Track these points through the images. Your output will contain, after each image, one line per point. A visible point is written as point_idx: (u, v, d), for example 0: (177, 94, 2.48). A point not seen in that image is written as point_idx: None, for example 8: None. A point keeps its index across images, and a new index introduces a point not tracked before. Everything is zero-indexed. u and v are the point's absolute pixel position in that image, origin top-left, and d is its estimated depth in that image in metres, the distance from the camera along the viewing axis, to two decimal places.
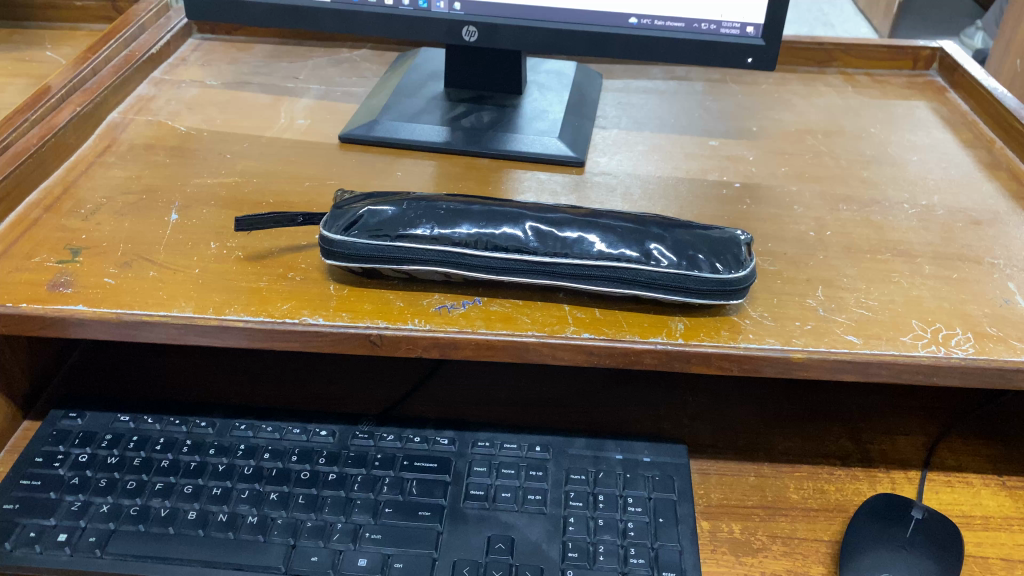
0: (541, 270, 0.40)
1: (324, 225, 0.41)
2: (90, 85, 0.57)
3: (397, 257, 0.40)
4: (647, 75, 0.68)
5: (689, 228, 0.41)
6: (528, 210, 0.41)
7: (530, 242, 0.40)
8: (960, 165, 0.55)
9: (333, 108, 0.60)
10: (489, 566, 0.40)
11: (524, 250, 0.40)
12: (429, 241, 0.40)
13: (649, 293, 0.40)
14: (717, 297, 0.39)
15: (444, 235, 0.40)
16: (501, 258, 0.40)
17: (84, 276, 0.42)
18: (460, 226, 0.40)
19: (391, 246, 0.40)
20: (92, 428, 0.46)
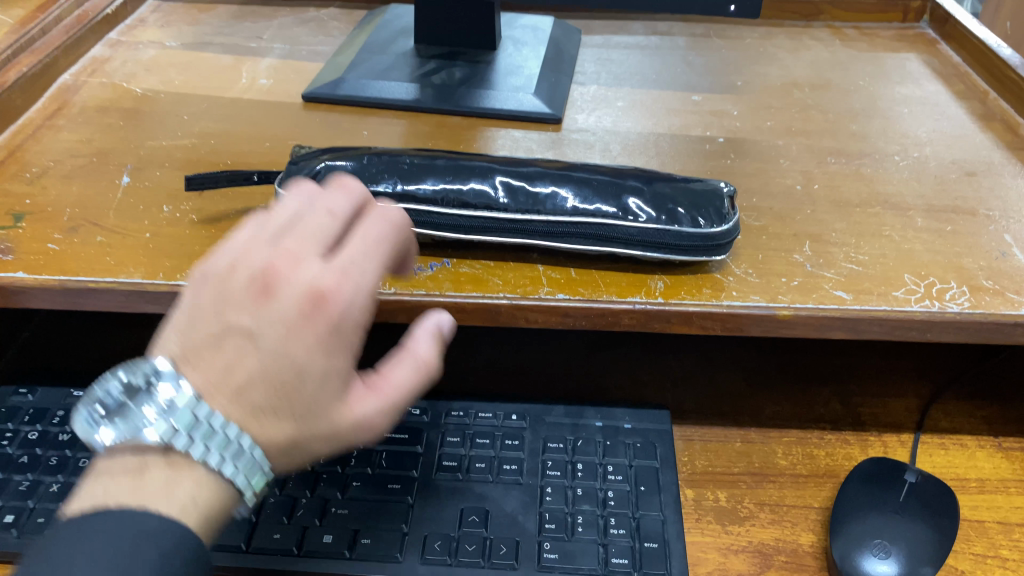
0: (513, 228, 0.37)
1: (281, 184, 0.39)
2: (39, 46, 0.54)
3: None
4: (627, 31, 0.65)
5: (670, 182, 0.39)
6: (498, 165, 0.39)
7: (500, 198, 0.37)
8: (953, 116, 0.53)
9: (299, 67, 0.58)
10: (462, 540, 0.38)
11: (494, 207, 0.37)
12: (393, 198, 0.37)
13: (626, 251, 0.37)
14: (700, 255, 0.37)
15: (408, 191, 0.38)
16: (470, 216, 0.37)
17: (27, 241, 0.40)
18: (426, 182, 0.38)
19: None
20: (44, 404, 0.43)
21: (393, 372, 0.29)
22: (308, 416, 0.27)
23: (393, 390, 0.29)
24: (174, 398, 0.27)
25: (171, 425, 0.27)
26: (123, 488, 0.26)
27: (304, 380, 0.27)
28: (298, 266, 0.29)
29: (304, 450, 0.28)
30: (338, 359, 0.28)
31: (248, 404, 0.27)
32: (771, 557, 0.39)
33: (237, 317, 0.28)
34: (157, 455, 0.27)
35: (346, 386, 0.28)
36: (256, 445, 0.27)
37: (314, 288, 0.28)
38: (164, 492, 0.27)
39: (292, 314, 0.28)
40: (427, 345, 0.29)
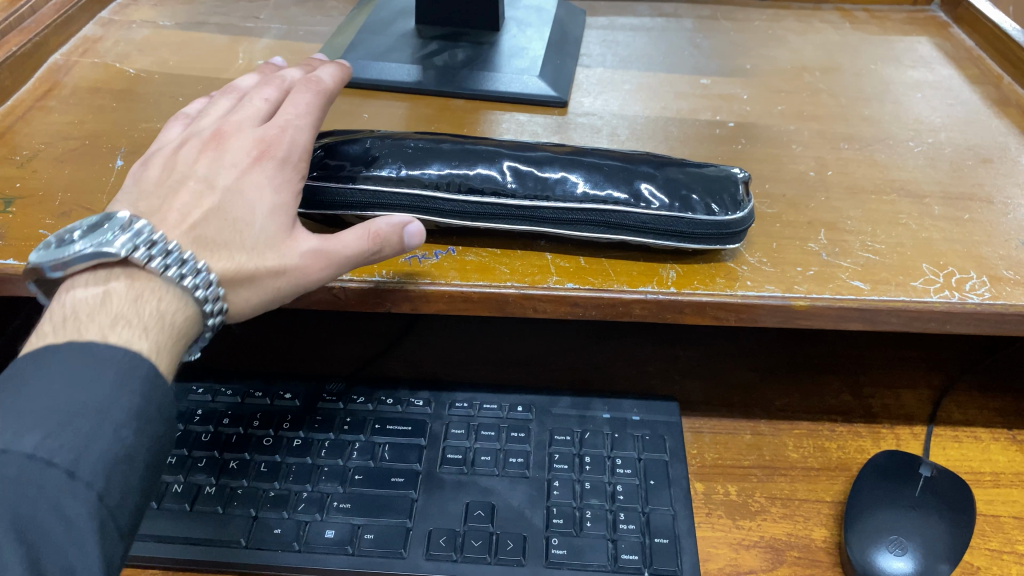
0: (521, 215, 0.36)
1: None
2: (29, 24, 0.52)
3: (361, 203, 0.36)
4: (633, 12, 0.63)
5: (685, 168, 0.37)
6: (505, 149, 0.38)
7: (508, 184, 0.36)
8: (967, 102, 0.51)
9: (296, 48, 0.56)
10: (468, 536, 0.37)
11: (501, 193, 0.36)
12: (399, 183, 0.36)
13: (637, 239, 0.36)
14: (713, 243, 0.36)
15: (413, 175, 0.36)
16: (477, 202, 0.36)
17: (17, 227, 0.38)
18: (432, 166, 0.37)
19: (353, 190, 0.36)
20: None
21: (347, 240, 0.33)
22: (257, 248, 0.32)
23: (337, 254, 0.33)
24: (131, 232, 0.30)
25: (132, 243, 0.30)
26: (90, 305, 0.29)
27: (257, 212, 0.33)
28: (241, 131, 0.36)
29: (256, 291, 0.33)
30: (284, 202, 0.34)
31: (202, 237, 0.32)
32: (783, 553, 0.38)
33: (188, 172, 0.34)
34: (118, 270, 0.30)
35: (289, 222, 0.34)
36: (213, 272, 0.31)
37: (267, 143, 0.35)
38: (130, 303, 0.30)
39: (243, 159, 0.34)
40: (384, 226, 0.33)
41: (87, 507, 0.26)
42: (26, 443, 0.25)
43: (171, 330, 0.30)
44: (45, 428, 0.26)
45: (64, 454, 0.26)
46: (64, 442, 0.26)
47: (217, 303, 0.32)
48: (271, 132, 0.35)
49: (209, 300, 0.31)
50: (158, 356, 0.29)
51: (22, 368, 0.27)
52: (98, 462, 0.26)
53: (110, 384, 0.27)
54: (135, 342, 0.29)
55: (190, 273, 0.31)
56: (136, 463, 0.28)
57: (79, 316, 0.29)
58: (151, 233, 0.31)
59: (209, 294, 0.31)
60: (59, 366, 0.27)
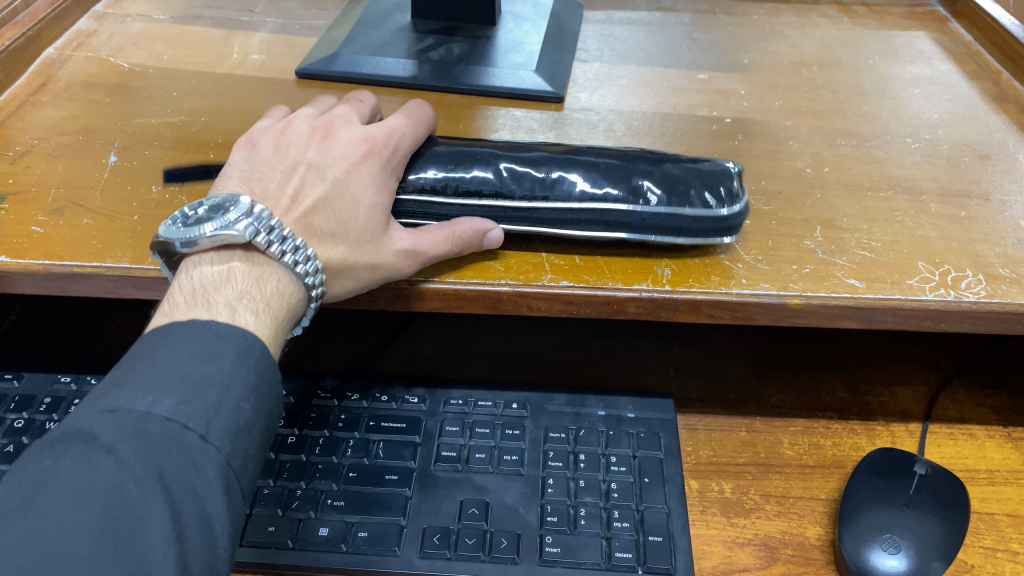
0: (521, 215, 0.36)
1: None
2: (22, 18, 0.52)
3: None
4: (630, 6, 0.63)
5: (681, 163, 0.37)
6: (500, 150, 0.37)
7: (505, 185, 0.36)
8: (965, 98, 0.51)
9: (292, 42, 0.56)
10: (462, 533, 0.37)
11: (500, 195, 0.36)
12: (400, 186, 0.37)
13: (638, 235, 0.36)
14: (714, 237, 0.36)
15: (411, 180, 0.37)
16: (478, 204, 0.36)
17: (9, 224, 0.38)
18: (428, 170, 0.37)
19: None
20: (30, 391, 0.42)
21: (434, 237, 0.35)
22: (359, 238, 0.34)
23: (426, 252, 0.35)
24: (254, 216, 0.33)
25: (254, 226, 0.32)
26: (215, 280, 0.32)
27: (359, 206, 0.35)
28: (348, 131, 0.38)
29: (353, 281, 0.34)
30: (387, 197, 0.35)
31: (311, 226, 0.34)
32: (777, 550, 0.38)
33: (301, 160, 0.36)
34: (239, 251, 0.33)
35: (388, 218, 0.35)
36: (320, 260, 0.34)
37: (370, 141, 0.37)
38: (249, 282, 0.32)
39: (351, 155, 0.36)
40: (468, 227, 0.35)
41: (215, 468, 0.27)
42: (164, 408, 0.27)
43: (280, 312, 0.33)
44: (178, 395, 0.27)
45: (195, 420, 0.27)
46: (196, 408, 0.27)
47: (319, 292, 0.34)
48: (375, 132, 0.37)
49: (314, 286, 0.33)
50: (273, 334, 0.32)
51: (153, 341, 0.29)
52: (225, 429, 0.28)
53: (231, 358, 0.29)
54: (252, 319, 0.31)
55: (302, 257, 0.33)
56: (255, 433, 0.29)
57: (207, 290, 0.31)
58: (271, 217, 0.33)
59: (314, 280, 0.33)
60: (190, 340, 0.29)
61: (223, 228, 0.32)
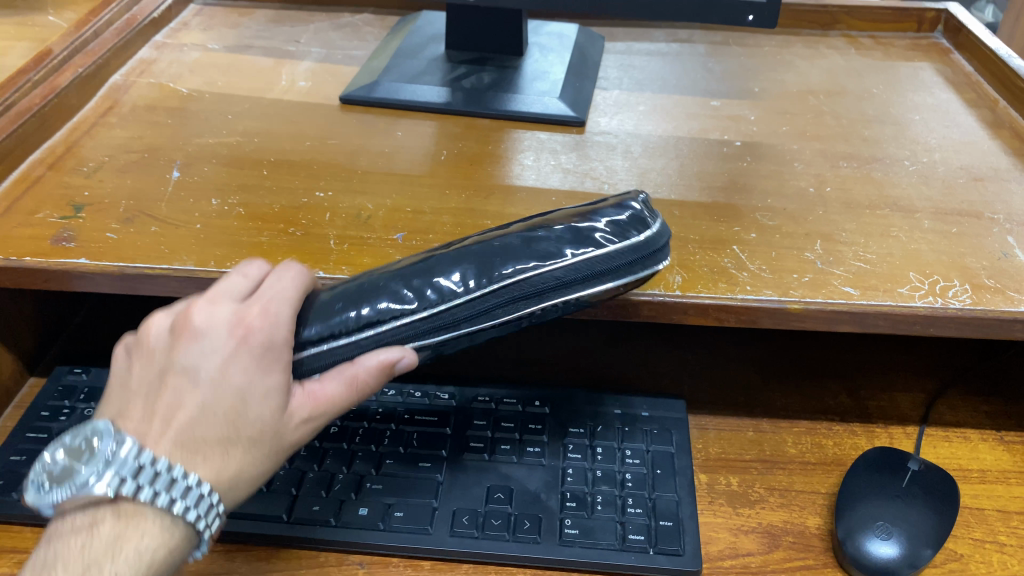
0: (439, 325, 0.32)
1: None
2: (92, 48, 0.57)
3: None
4: (649, 38, 0.67)
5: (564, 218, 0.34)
6: (376, 275, 0.34)
7: (403, 305, 0.32)
8: (963, 124, 0.55)
9: (335, 70, 0.60)
10: (488, 516, 0.40)
11: (402, 314, 0.32)
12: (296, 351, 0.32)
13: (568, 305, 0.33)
14: (629, 283, 0.34)
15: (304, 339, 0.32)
16: (390, 330, 0.32)
17: (86, 231, 0.42)
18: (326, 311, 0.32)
19: None
20: (97, 383, 0.46)
21: (335, 393, 0.32)
22: (255, 436, 0.31)
23: (329, 409, 0.32)
24: (118, 456, 0.30)
25: (117, 476, 0.30)
26: (75, 547, 0.29)
27: (246, 405, 0.31)
28: (217, 305, 0.32)
29: (265, 468, 0.32)
30: (275, 386, 0.31)
31: (192, 440, 0.31)
32: (779, 538, 0.41)
33: (171, 361, 0.32)
34: (105, 505, 0.30)
35: (286, 398, 0.32)
36: (205, 481, 0.31)
37: (244, 323, 0.31)
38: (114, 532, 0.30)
39: (223, 347, 0.31)
40: (373, 378, 0.32)
41: None
42: None
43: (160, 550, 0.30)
44: None
45: None
46: None
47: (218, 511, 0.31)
48: (252, 308, 0.32)
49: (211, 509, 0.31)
50: None
51: None
52: None
53: None
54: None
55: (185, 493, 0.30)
56: None
57: (61, 562, 0.29)
58: (138, 452, 0.30)
59: (202, 507, 0.31)
60: None
61: (86, 486, 0.30)
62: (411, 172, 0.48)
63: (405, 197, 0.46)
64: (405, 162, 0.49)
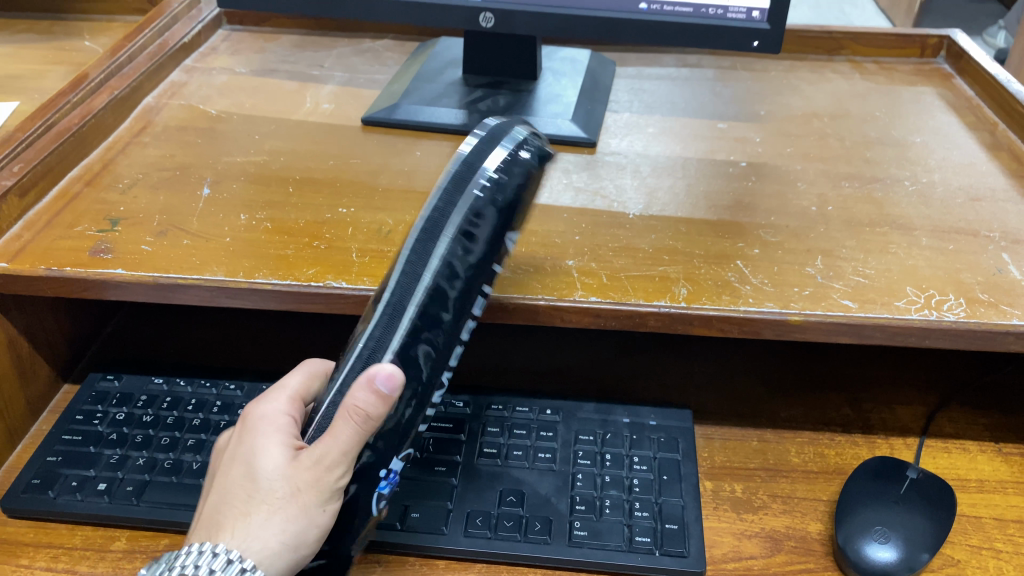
0: (391, 316, 0.34)
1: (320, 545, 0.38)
2: (127, 71, 0.60)
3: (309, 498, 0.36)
4: (659, 63, 0.70)
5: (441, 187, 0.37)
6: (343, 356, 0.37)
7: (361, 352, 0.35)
8: (963, 146, 0.56)
9: (357, 93, 0.63)
10: (501, 517, 0.42)
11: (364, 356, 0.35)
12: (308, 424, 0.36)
13: (483, 220, 0.34)
14: (518, 173, 0.34)
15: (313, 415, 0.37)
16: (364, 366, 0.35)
17: (122, 243, 0.45)
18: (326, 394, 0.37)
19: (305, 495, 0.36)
20: (129, 389, 0.49)
21: (337, 428, 0.34)
22: (270, 496, 0.34)
23: (337, 447, 0.34)
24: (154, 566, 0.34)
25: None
26: None
27: (255, 467, 0.35)
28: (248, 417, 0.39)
29: (286, 521, 0.34)
30: (284, 452, 0.35)
31: (219, 511, 0.35)
32: (781, 542, 0.42)
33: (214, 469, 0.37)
34: None
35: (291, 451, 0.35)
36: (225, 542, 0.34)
37: (256, 417, 0.37)
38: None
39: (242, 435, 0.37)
40: (361, 401, 0.33)
41: None
42: None
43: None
44: None
45: None
46: None
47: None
48: (265, 406, 0.38)
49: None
50: None
51: None
52: None
53: None
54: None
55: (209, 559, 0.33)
56: None
57: None
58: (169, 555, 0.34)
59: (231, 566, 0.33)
60: None
61: None
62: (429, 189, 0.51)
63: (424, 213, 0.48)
64: (424, 180, 0.52)
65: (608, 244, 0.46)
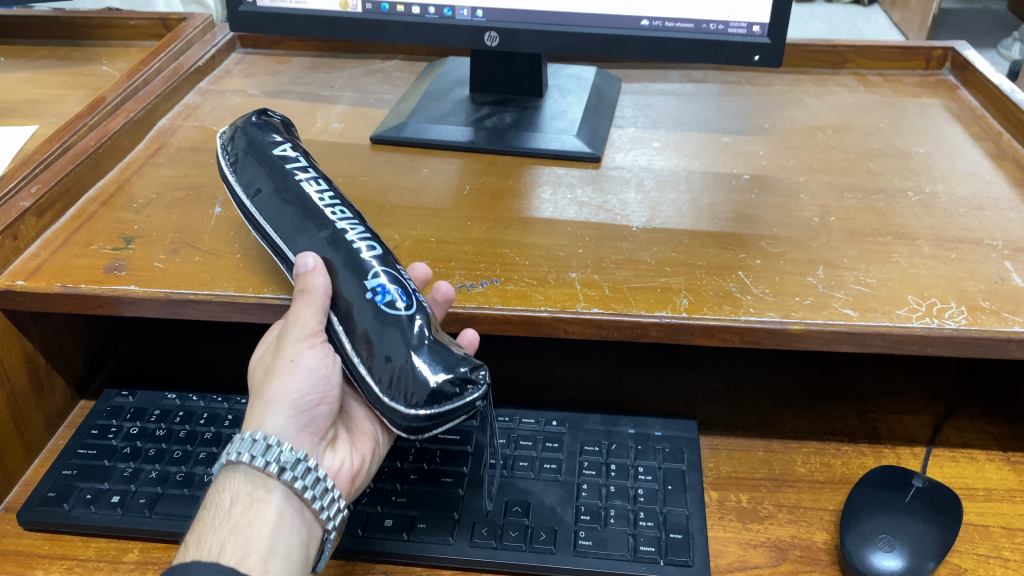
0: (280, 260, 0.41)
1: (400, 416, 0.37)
2: (142, 94, 0.61)
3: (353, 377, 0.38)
4: (664, 79, 0.70)
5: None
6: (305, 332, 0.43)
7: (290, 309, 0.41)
8: (967, 157, 0.57)
9: (366, 113, 0.64)
10: (506, 527, 0.42)
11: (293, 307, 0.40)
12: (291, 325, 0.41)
13: (239, 159, 0.42)
14: (238, 143, 0.43)
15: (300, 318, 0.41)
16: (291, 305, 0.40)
17: (136, 261, 0.46)
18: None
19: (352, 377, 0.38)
20: (142, 404, 0.50)
21: (293, 309, 0.38)
22: (262, 383, 0.38)
23: (295, 321, 0.38)
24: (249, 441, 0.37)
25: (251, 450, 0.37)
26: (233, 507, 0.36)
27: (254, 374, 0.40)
28: None
29: (279, 390, 0.38)
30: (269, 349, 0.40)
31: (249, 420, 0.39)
32: (787, 551, 0.42)
33: None
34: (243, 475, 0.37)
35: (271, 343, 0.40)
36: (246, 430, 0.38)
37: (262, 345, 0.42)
38: (248, 512, 0.36)
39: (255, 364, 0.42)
40: (304, 282, 0.38)
41: None
42: None
43: (296, 523, 0.37)
44: None
45: None
46: None
47: (306, 464, 0.38)
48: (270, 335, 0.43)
49: (288, 453, 0.37)
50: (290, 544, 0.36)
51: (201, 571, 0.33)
52: None
53: None
54: (265, 565, 0.35)
55: (252, 447, 0.37)
56: None
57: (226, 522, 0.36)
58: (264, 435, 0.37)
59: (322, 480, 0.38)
60: None
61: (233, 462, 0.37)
62: (436, 205, 0.52)
63: (430, 228, 0.49)
64: (431, 197, 0.53)
65: (611, 256, 0.46)
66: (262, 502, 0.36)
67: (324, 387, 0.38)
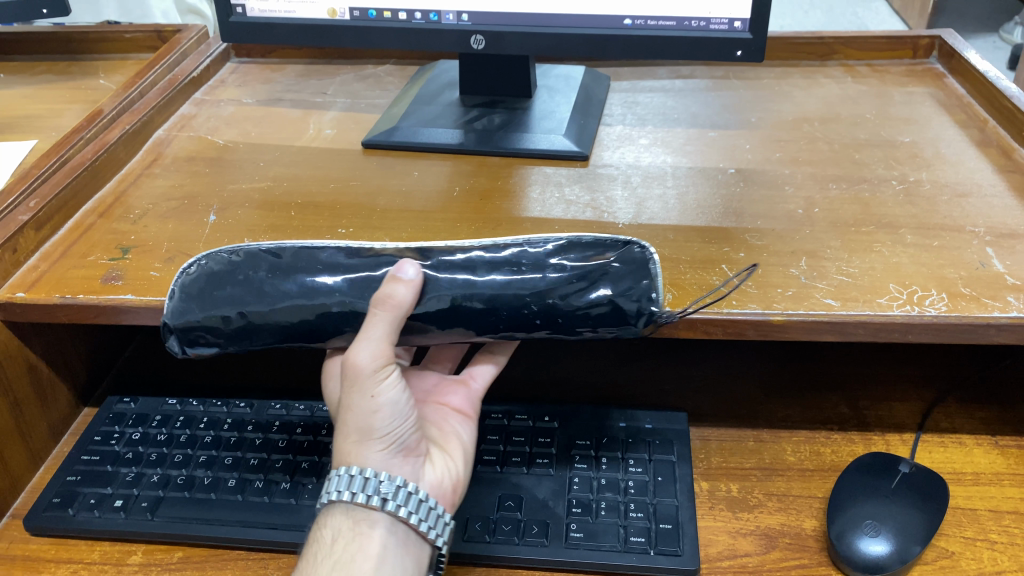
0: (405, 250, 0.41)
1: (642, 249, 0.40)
2: (138, 107, 0.62)
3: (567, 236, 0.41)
4: (653, 75, 0.71)
5: (241, 310, 0.39)
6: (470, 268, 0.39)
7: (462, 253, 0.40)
8: (952, 145, 0.57)
9: (358, 118, 0.65)
10: (499, 521, 0.43)
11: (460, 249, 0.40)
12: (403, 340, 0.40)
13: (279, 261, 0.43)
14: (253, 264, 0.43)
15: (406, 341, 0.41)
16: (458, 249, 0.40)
17: (132, 270, 0.47)
18: (492, 283, 0.39)
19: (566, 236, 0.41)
20: (143, 410, 0.51)
21: (370, 322, 0.37)
22: (350, 415, 0.38)
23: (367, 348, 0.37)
24: (347, 481, 0.38)
25: (350, 491, 0.38)
26: (339, 541, 0.38)
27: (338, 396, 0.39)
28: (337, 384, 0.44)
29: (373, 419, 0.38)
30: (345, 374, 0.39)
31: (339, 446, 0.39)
32: (776, 539, 0.43)
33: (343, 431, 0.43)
34: (343, 510, 0.38)
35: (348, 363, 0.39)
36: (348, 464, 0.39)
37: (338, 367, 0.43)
38: (351, 546, 0.38)
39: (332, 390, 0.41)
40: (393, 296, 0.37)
41: None
42: None
43: (401, 555, 0.38)
44: None
45: None
46: None
47: (407, 491, 0.39)
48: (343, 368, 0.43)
49: (387, 484, 0.38)
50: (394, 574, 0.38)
51: None
52: None
53: None
54: None
55: (352, 484, 0.38)
56: None
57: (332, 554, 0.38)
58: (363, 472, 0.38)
59: (423, 510, 0.39)
60: None
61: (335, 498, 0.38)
62: (427, 208, 0.52)
63: (420, 230, 0.50)
64: (421, 199, 0.53)
65: None
66: (366, 536, 0.38)
67: (407, 414, 0.39)
